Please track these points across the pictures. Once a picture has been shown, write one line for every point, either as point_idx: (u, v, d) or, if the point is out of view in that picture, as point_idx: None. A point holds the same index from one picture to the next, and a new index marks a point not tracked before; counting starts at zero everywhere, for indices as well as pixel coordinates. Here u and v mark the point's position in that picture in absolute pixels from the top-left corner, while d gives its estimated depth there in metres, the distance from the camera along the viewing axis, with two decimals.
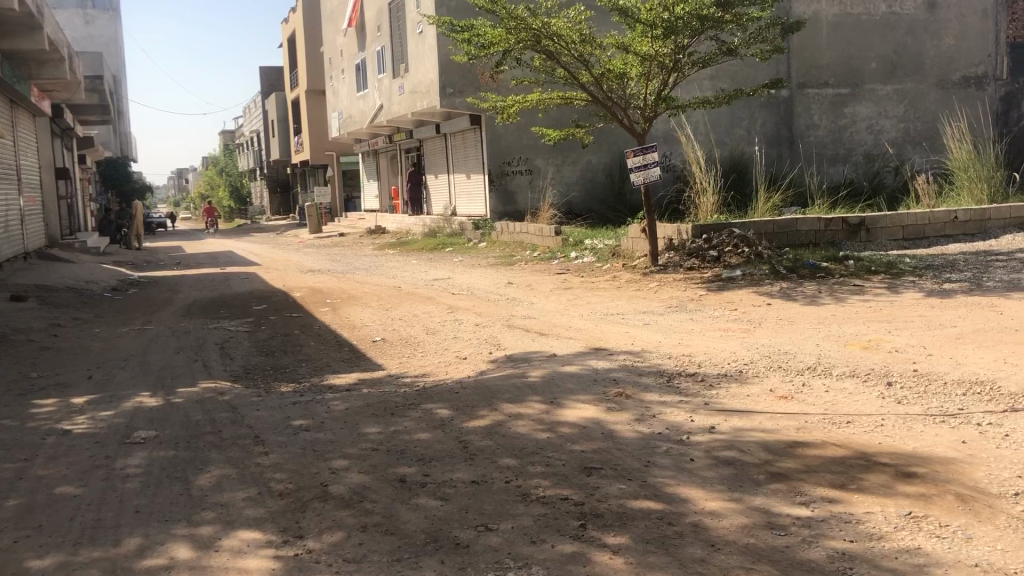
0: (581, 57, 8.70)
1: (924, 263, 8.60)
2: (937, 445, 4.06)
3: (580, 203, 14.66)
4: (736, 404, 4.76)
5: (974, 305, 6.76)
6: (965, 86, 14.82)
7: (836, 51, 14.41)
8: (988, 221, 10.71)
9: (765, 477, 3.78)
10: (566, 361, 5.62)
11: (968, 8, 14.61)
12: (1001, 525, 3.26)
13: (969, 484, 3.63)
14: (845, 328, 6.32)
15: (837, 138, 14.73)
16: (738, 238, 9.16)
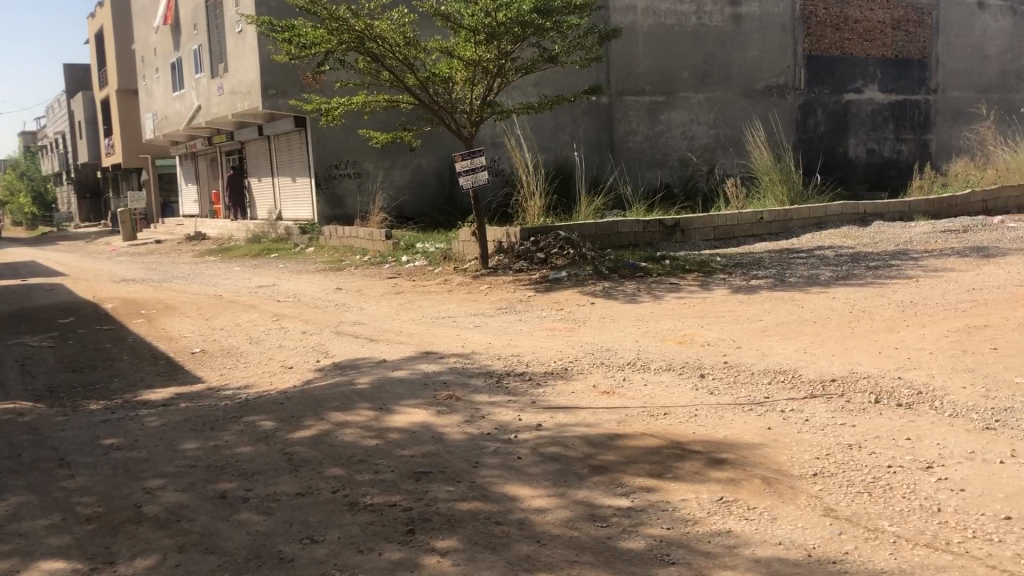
0: (406, 61, 8.67)
1: (733, 262, 9.13)
2: (744, 432, 4.31)
3: (410, 207, 14.58)
4: (562, 401, 4.88)
5: (778, 300, 7.24)
6: (768, 95, 15.78)
7: (651, 60, 14.91)
8: (790, 221, 11.47)
9: (588, 471, 3.89)
10: (395, 366, 5.58)
11: (768, 23, 15.59)
12: (801, 505, 3.50)
13: (773, 467, 3.87)
14: (663, 324, 6.61)
15: (653, 143, 15.20)
16: (564, 240, 9.40)
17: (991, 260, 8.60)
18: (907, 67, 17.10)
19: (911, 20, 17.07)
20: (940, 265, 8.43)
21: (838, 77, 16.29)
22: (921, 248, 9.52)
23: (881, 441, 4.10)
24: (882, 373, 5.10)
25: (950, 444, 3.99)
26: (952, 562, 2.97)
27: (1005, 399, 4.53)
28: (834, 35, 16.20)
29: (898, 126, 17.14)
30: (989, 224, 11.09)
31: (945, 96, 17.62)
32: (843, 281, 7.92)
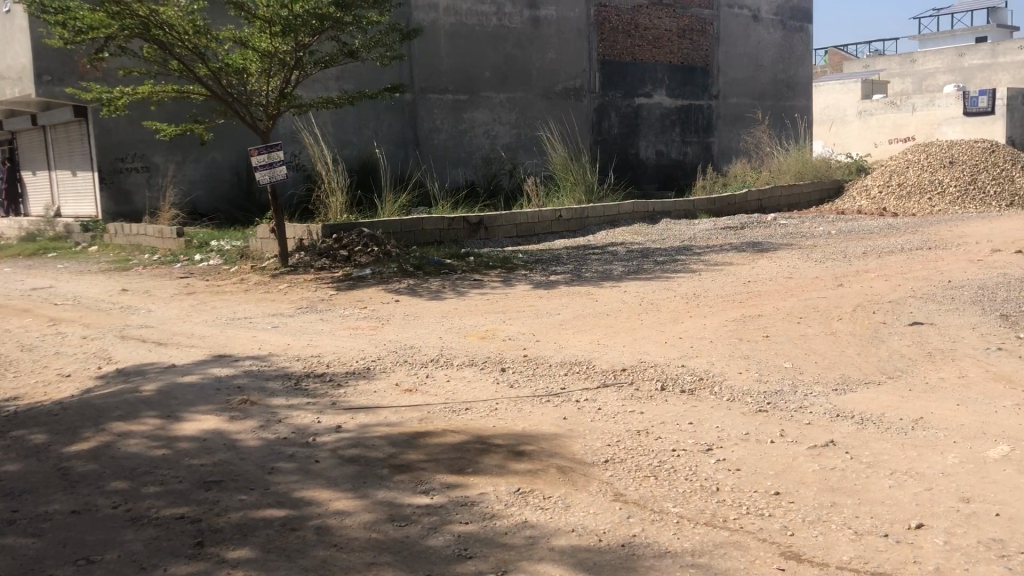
0: (196, 50, 8.26)
1: (535, 258, 9.37)
2: (543, 423, 4.43)
3: (204, 202, 13.91)
4: (363, 401, 4.81)
5: (575, 294, 7.49)
6: (566, 96, 16.24)
7: (453, 59, 14.83)
8: (588, 218, 11.90)
9: (389, 471, 3.86)
10: (185, 372, 5.30)
11: (565, 27, 16.07)
12: (593, 491, 3.63)
13: (569, 456, 3.99)
14: (465, 320, 6.66)
15: (458, 142, 15.03)
16: (367, 237, 9.31)
17: (765, 254, 9.31)
18: (692, 73, 18.19)
19: (695, 30, 18.18)
20: (721, 260, 9.03)
21: (629, 82, 17.11)
22: (705, 244, 10.17)
23: (666, 426, 4.33)
24: (668, 362, 5.39)
25: (727, 426, 4.28)
26: (728, 538, 3.17)
27: (776, 382, 4.92)
28: (625, 41, 17.00)
29: (684, 129, 18.20)
30: (764, 221, 12.01)
31: (725, 102, 18.89)
32: (634, 275, 8.31)
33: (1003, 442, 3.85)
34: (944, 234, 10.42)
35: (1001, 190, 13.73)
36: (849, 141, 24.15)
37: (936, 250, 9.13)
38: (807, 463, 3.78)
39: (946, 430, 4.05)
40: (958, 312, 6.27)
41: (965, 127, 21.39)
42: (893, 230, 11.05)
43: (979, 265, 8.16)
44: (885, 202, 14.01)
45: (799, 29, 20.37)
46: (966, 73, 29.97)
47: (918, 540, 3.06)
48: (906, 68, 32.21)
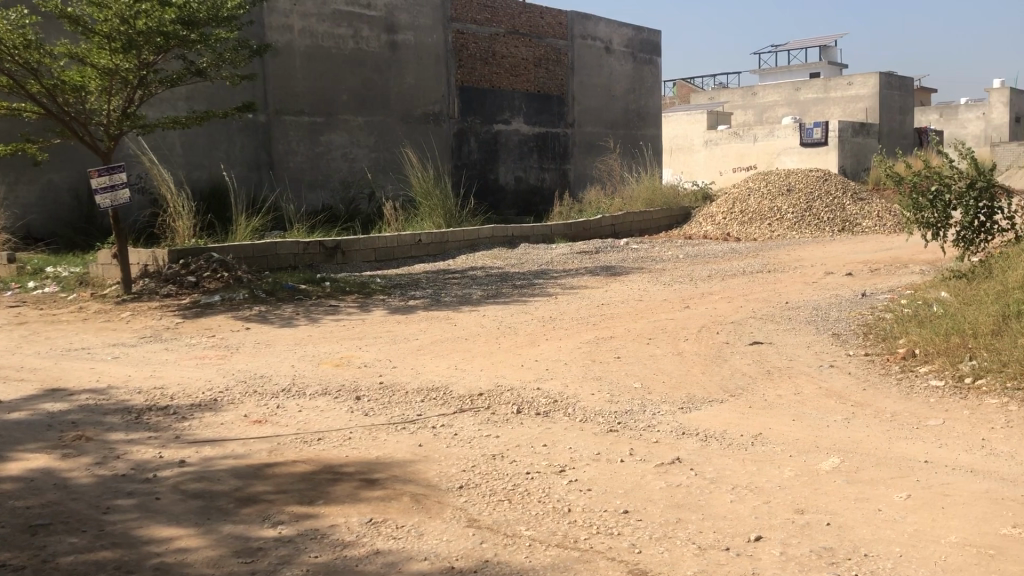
0: (28, 65, 7.78)
1: (392, 282, 9.30)
2: (397, 451, 4.37)
3: (39, 226, 13.11)
4: (209, 434, 4.61)
5: (433, 319, 7.48)
6: (424, 121, 16.24)
7: (309, 81, 14.51)
8: (446, 243, 11.91)
9: (236, 505, 3.70)
10: (12, 408, 4.93)
11: (423, 52, 16.10)
12: (447, 518, 3.60)
13: (423, 483, 3.95)
14: (320, 347, 6.53)
15: (315, 164, 14.65)
16: (217, 263, 9.03)
17: (618, 278, 9.57)
18: (548, 101, 18.60)
19: (551, 59, 18.61)
20: (576, 284, 9.21)
21: (487, 108, 17.30)
22: (561, 268, 10.36)
23: (521, 450, 4.36)
24: (523, 385, 5.44)
25: (579, 447, 4.35)
26: (578, 558, 3.21)
27: (625, 402, 5.04)
28: (483, 68, 17.19)
29: (541, 156, 18.53)
30: (617, 246, 12.37)
31: (579, 130, 19.41)
32: (492, 299, 8.37)
33: (834, 454, 4.08)
34: (783, 258, 11.01)
35: (833, 216, 14.65)
36: (696, 169, 25.21)
37: (775, 273, 9.64)
38: (655, 480, 3.89)
39: (783, 444, 4.26)
40: (794, 331, 6.63)
41: (802, 157, 22.71)
42: (736, 254, 11.59)
43: (813, 286, 8.66)
44: (729, 227, 14.70)
45: (648, 61, 21.26)
46: (801, 106, 32.06)
47: (756, 552, 3.17)
48: (748, 99, 34.06)
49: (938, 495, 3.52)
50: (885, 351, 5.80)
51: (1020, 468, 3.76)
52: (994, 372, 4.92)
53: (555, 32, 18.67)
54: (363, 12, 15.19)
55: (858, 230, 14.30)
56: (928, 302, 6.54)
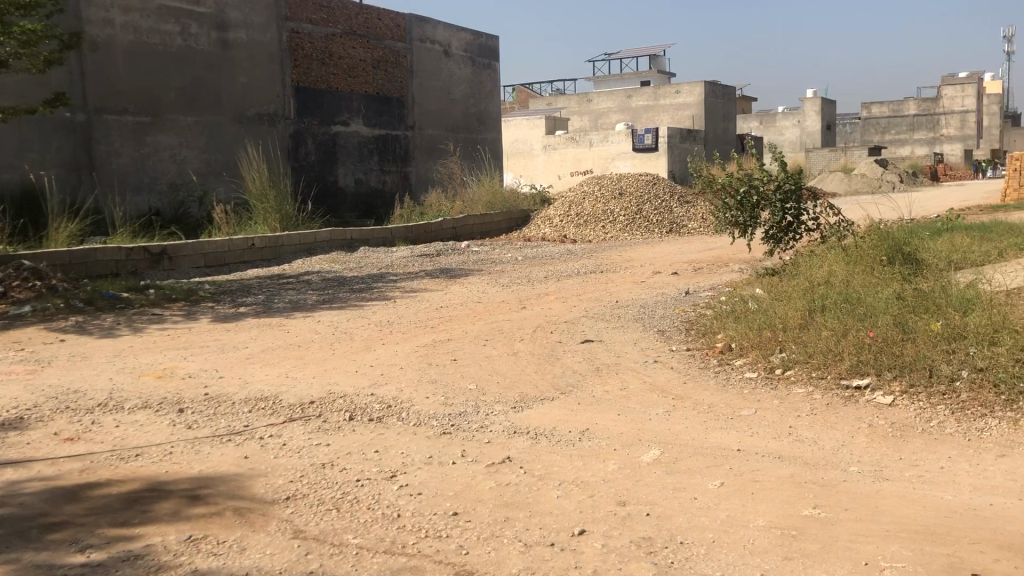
0: None
1: (223, 289, 8.97)
2: (221, 464, 4.20)
3: None
4: (13, 456, 4.28)
5: (265, 326, 7.26)
6: (259, 122, 15.75)
7: (133, 78, 13.75)
8: (281, 247, 11.61)
9: (42, 530, 3.46)
10: None
11: (256, 51, 15.61)
12: (271, 531, 3.49)
13: (247, 496, 3.82)
14: (140, 358, 6.20)
15: (140, 166, 13.91)
16: (28, 271, 8.43)
17: (456, 280, 9.60)
18: (387, 103, 18.46)
19: (389, 61, 18.48)
20: (414, 287, 9.18)
21: (325, 109, 16.98)
22: (399, 271, 10.29)
23: (352, 457, 4.29)
24: (357, 391, 5.35)
25: (411, 451, 4.33)
26: (406, 563, 3.19)
27: (459, 405, 5.06)
28: (320, 69, 16.85)
29: (381, 158, 18.38)
30: (456, 248, 12.41)
31: (419, 132, 19.38)
32: (327, 304, 8.21)
33: (655, 446, 4.25)
34: (614, 259, 11.37)
35: (662, 218, 15.27)
36: (536, 172, 25.65)
37: (607, 273, 9.94)
38: (485, 481, 3.92)
39: (608, 438, 4.39)
40: (623, 329, 6.86)
41: (635, 161, 23.54)
42: (571, 255, 11.87)
43: (642, 285, 9.00)
44: (566, 229, 15.07)
45: (486, 66, 21.56)
46: (633, 113, 33.49)
47: (579, 546, 3.24)
48: (584, 105, 35.27)
49: (748, 482, 3.72)
50: (705, 345, 6.10)
51: (821, 452, 4.03)
52: (801, 362, 5.26)
53: (393, 34, 18.56)
54: (190, 8, 14.56)
55: (685, 232, 14.96)
56: (744, 298, 6.92)
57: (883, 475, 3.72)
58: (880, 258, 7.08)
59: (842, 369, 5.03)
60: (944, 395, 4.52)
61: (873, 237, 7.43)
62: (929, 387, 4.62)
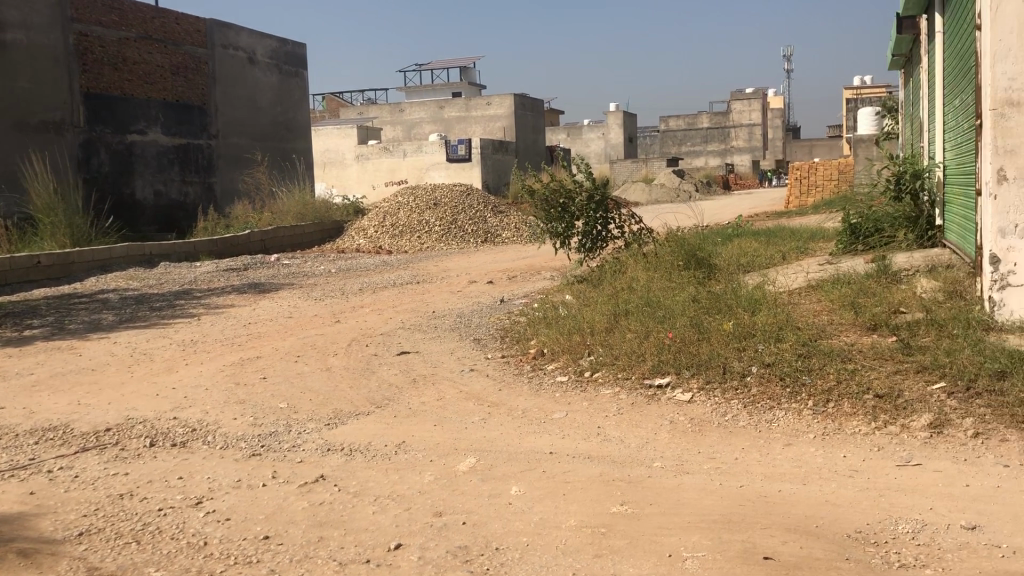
0: None
1: (5, 311, 8.25)
2: (3, 503, 3.85)
3: None
4: None
5: (54, 350, 6.74)
6: (44, 130, 14.60)
7: None
8: (73, 264, 10.82)
9: None
10: None
11: (39, 55, 14.42)
12: (62, 571, 3.24)
13: (34, 536, 3.52)
14: None
15: None
16: None
17: (266, 295, 9.31)
18: (188, 111, 17.65)
19: (189, 68, 17.68)
20: (221, 303, 8.82)
21: (119, 117, 16.00)
22: (204, 287, 9.84)
23: (152, 485, 4.05)
24: (158, 416, 5.06)
25: (218, 476, 4.14)
26: None
27: (269, 424, 4.89)
28: (113, 74, 15.86)
29: (182, 169, 17.55)
30: (267, 262, 12.01)
31: (224, 142, 18.65)
32: (126, 324, 7.73)
33: (470, 454, 4.28)
34: (430, 269, 11.38)
35: (476, 228, 15.44)
36: (348, 183, 25.28)
37: (422, 284, 9.95)
38: (296, 501, 3.80)
39: (424, 450, 4.38)
40: (438, 339, 6.87)
41: (449, 172, 23.73)
42: (386, 266, 11.79)
43: (456, 295, 9.07)
44: (380, 240, 14.95)
45: (294, 74, 21.11)
46: (446, 123, 33.65)
47: (395, 560, 3.21)
48: (396, 115, 35.30)
49: (559, 484, 3.82)
50: (519, 351, 6.22)
51: (628, 450, 4.21)
52: (607, 365, 5.47)
53: (193, 40, 17.77)
54: None
55: (499, 241, 15.21)
56: (554, 305, 7.12)
57: (684, 469, 3.92)
58: (678, 263, 7.48)
59: (646, 369, 5.27)
60: (737, 389, 4.84)
61: (672, 243, 7.85)
62: (723, 382, 4.92)
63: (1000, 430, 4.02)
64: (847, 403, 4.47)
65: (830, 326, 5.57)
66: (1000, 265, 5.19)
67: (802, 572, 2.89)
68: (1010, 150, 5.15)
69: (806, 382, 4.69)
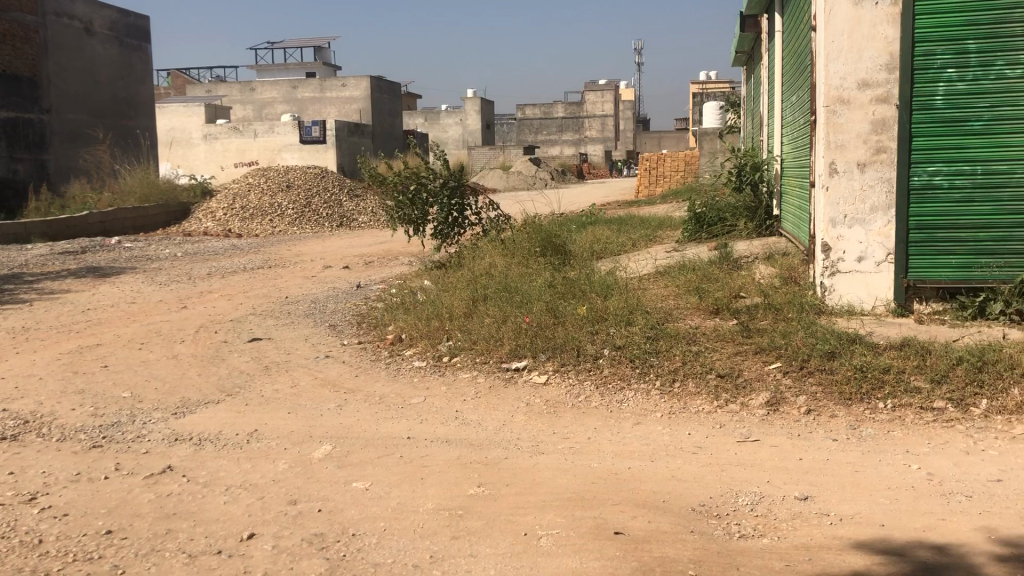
0: None
1: None
2: None
3: None
4: None
5: None
6: None
7: None
8: None
9: None
10: None
11: None
12: None
13: None
14: None
15: None
16: None
17: (106, 279, 8.82)
18: (17, 83, 16.36)
19: (18, 37, 16.39)
20: (56, 288, 8.30)
21: None
22: (37, 271, 9.23)
23: None
24: None
25: (55, 470, 3.90)
26: None
27: (111, 415, 4.66)
28: None
29: (11, 145, 16.33)
30: (106, 245, 11.39)
31: (58, 117, 17.46)
32: None
33: (326, 441, 4.22)
34: (283, 254, 11.10)
35: (331, 212, 15.16)
36: (195, 163, 24.19)
37: (275, 268, 9.70)
38: (142, 494, 3.64)
39: (277, 438, 4.28)
40: (292, 325, 6.72)
41: (302, 154, 23.09)
42: (236, 250, 11.40)
43: (311, 280, 8.88)
44: (230, 223, 14.44)
45: (136, 47, 20.07)
46: (299, 104, 33.05)
47: (248, 550, 3.13)
48: (246, 95, 34.08)
49: (416, 468, 3.82)
50: (376, 337, 6.17)
51: (485, 433, 4.26)
52: (465, 349, 5.51)
53: (22, 6, 16.51)
54: None
55: (355, 225, 14.98)
56: (412, 290, 7.10)
57: (539, 450, 4.00)
58: (535, 249, 7.60)
59: (503, 353, 5.34)
60: (590, 370, 4.98)
61: (529, 229, 7.96)
62: (577, 365, 5.06)
63: (829, 407, 4.31)
64: (692, 383, 4.69)
65: (677, 310, 5.81)
66: (831, 253, 5.57)
67: (650, 545, 3.01)
68: (840, 144, 5.49)
69: (655, 363, 4.87)
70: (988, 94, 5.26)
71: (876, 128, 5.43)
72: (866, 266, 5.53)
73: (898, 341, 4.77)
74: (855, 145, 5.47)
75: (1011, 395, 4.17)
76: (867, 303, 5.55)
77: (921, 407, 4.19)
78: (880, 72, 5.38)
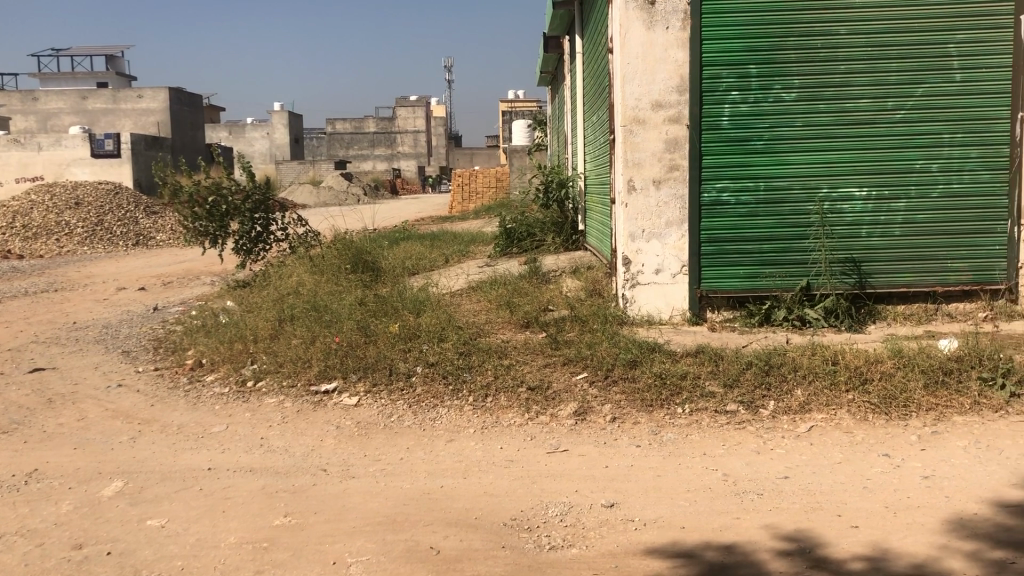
0: None
1: None
2: None
3: None
4: None
5: None
6: None
7: None
8: None
9: None
10: None
11: None
12: None
13: None
14: None
15: None
16: None
17: None
18: None
19: None
20: None
21: None
22: None
23: None
24: None
25: None
26: None
27: None
28: None
29: None
30: None
31: None
32: None
33: (116, 477, 3.92)
34: (71, 276, 10.30)
35: (126, 231, 14.27)
36: None
37: (60, 292, 8.99)
38: None
39: (60, 477, 3.94)
40: (80, 353, 6.23)
41: (93, 169, 21.77)
42: (16, 273, 10.48)
43: (103, 304, 8.29)
44: (9, 243, 13.24)
45: None
46: (90, 116, 31.07)
47: None
48: (28, 104, 31.73)
49: (217, 501, 3.62)
50: (174, 363, 5.83)
51: (292, 459, 4.10)
52: (272, 372, 5.31)
53: None
54: None
55: (153, 243, 14.16)
56: (215, 312, 6.76)
57: (350, 474, 3.90)
58: (345, 266, 7.44)
59: (311, 375, 5.18)
60: (401, 389, 4.91)
61: (338, 246, 7.81)
62: (390, 383, 4.98)
63: (632, 414, 4.47)
64: (503, 397, 4.72)
65: (488, 325, 5.85)
66: (631, 266, 5.77)
67: (462, 564, 2.99)
68: (637, 162, 5.72)
69: (467, 378, 4.88)
70: (768, 116, 5.66)
71: (669, 147, 5.70)
72: (664, 278, 5.79)
73: (693, 349, 5.02)
74: (651, 163, 5.71)
75: (794, 396, 4.49)
76: (665, 313, 5.81)
77: (715, 410, 4.43)
78: (671, 94, 5.66)
